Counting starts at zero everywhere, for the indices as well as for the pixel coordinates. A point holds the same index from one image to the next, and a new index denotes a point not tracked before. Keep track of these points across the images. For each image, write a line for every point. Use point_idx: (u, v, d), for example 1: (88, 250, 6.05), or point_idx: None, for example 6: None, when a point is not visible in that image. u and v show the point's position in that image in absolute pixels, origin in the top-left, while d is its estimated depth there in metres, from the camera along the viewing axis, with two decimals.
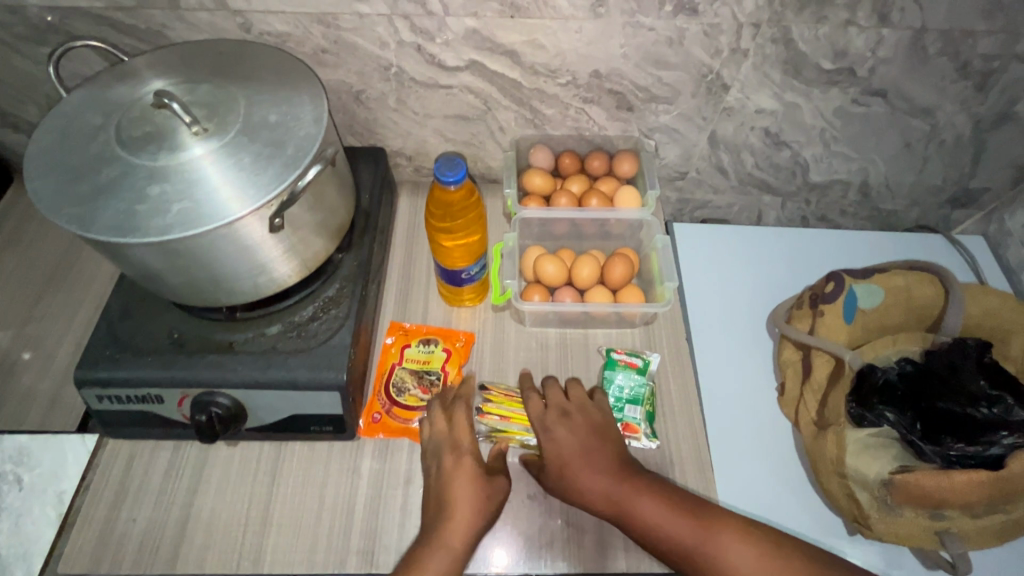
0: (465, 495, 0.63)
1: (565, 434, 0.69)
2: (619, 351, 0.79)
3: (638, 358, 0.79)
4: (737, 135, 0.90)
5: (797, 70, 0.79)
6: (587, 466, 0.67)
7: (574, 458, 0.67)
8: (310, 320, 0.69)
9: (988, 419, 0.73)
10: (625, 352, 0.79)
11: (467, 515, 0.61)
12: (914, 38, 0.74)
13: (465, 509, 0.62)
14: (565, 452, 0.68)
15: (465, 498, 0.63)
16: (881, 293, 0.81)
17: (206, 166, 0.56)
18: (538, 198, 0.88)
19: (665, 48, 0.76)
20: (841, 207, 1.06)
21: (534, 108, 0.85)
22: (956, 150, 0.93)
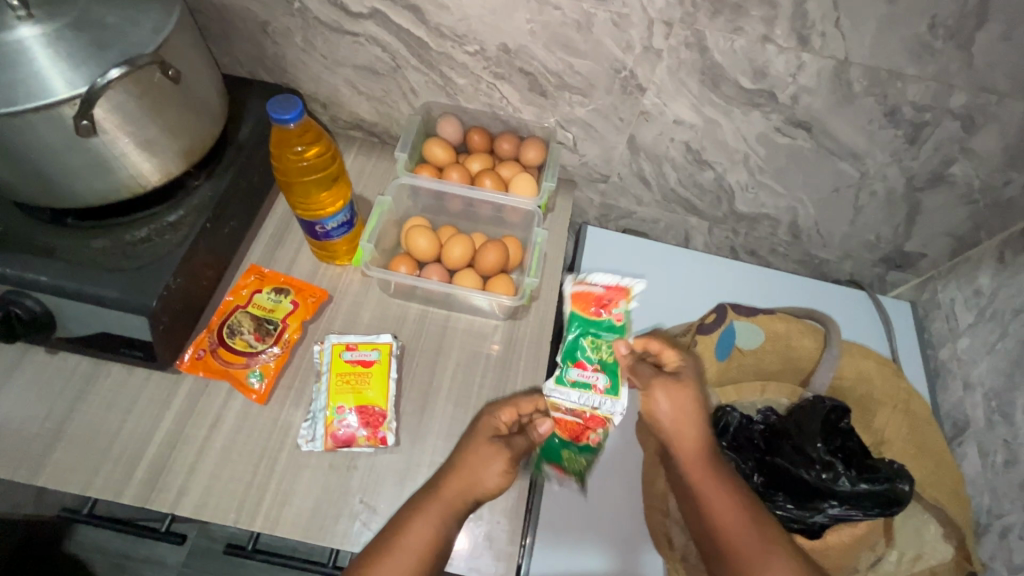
0: (476, 462, 0.62)
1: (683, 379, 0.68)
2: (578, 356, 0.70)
3: (597, 429, 0.70)
4: (657, 143, 0.85)
5: (715, 84, 0.74)
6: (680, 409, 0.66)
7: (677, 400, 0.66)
8: (140, 241, 0.67)
9: (815, 484, 0.66)
10: (595, 434, 0.70)
11: (468, 486, 0.61)
12: (837, 69, 0.68)
13: (470, 475, 0.61)
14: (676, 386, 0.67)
15: (479, 472, 0.61)
16: (760, 336, 0.78)
17: (17, 51, 0.53)
18: (434, 168, 0.85)
19: (573, 32, 0.71)
20: (771, 245, 1.01)
21: (443, 74, 0.81)
22: (889, 205, 0.88)
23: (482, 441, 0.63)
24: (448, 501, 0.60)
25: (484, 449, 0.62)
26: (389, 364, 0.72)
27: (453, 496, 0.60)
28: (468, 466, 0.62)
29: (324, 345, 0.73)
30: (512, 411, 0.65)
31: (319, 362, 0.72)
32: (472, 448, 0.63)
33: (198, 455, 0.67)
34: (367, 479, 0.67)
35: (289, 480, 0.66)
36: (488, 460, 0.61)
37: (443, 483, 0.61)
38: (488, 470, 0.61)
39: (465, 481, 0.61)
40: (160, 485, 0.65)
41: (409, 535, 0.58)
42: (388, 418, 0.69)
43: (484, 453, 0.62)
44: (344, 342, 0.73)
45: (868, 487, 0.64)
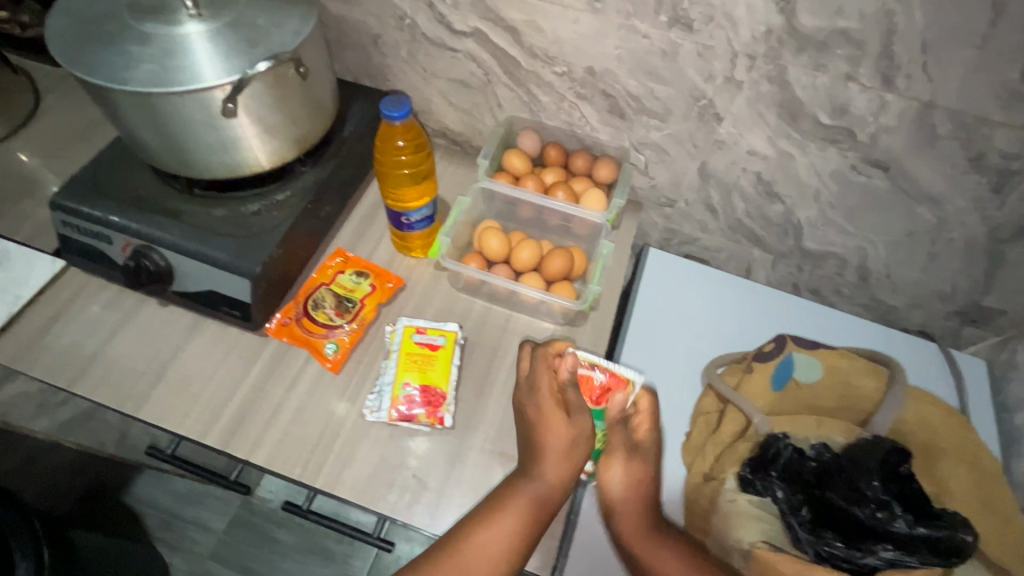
0: (559, 434, 0.65)
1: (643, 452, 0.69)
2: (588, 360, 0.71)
3: (621, 391, 0.69)
4: (728, 172, 0.88)
5: (793, 118, 0.76)
6: (635, 487, 0.68)
7: (634, 476, 0.68)
8: (251, 214, 0.76)
9: (869, 522, 0.66)
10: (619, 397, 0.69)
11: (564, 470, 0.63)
12: (920, 111, 0.69)
13: (570, 446, 0.64)
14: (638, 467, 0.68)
15: (564, 450, 0.64)
16: (820, 370, 0.77)
17: (186, 42, 0.63)
18: (510, 176, 0.90)
19: (658, 60, 0.76)
20: (836, 285, 1.00)
21: (529, 91, 0.87)
22: (967, 254, 0.85)
23: (569, 427, 0.65)
24: (547, 482, 0.62)
25: (569, 421, 0.66)
26: (453, 351, 0.77)
27: (548, 485, 0.62)
28: (559, 451, 0.64)
29: (396, 326, 0.79)
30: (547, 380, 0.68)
31: (389, 341, 0.78)
32: (554, 430, 0.65)
33: (274, 412, 0.73)
34: (422, 456, 0.71)
35: (352, 445, 0.71)
36: (572, 438, 0.65)
37: (547, 461, 0.63)
38: (583, 437, 0.65)
39: (559, 469, 0.63)
40: (239, 434, 0.71)
41: (495, 528, 0.59)
42: (447, 402, 0.73)
43: (559, 420, 0.65)
44: (411, 326, 0.78)
45: (927, 531, 0.65)
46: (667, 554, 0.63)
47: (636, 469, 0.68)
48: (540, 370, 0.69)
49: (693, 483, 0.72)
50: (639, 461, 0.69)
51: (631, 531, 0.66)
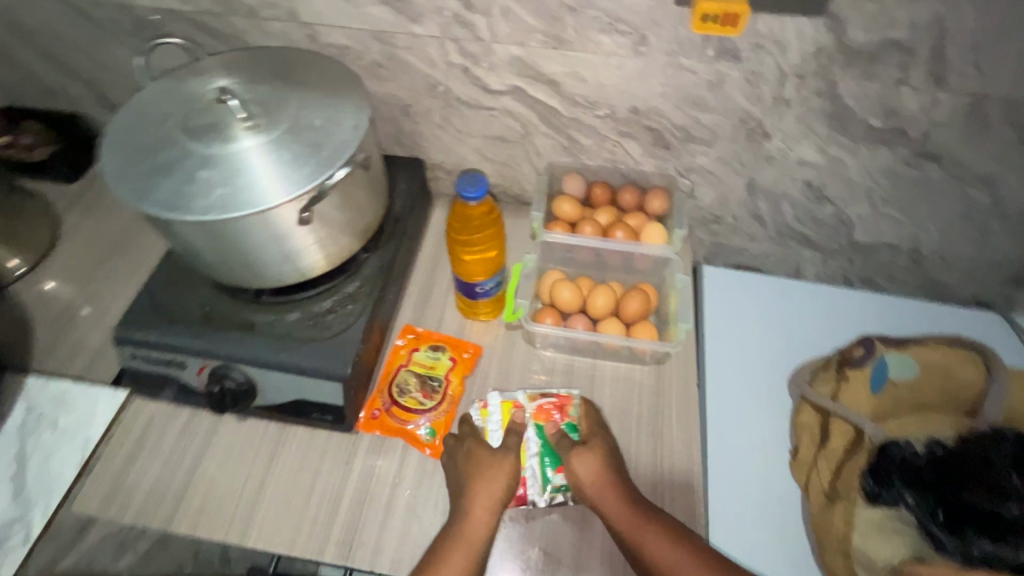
0: (481, 480, 0.68)
1: (604, 450, 0.70)
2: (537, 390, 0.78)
3: (569, 407, 0.76)
4: (777, 184, 0.88)
5: (844, 126, 0.77)
6: (601, 479, 0.68)
7: (597, 467, 0.68)
8: (326, 312, 0.73)
9: (1015, 519, 0.65)
10: (571, 409, 0.76)
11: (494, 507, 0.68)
12: (972, 104, 0.71)
13: (484, 497, 0.67)
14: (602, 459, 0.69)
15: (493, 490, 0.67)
16: (914, 367, 0.79)
17: (250, 156, 0.61)
18: (565, 224, 0.90)
19: (705, 91, 0.76)
20: (889, 271, 1.00)
21: (571, 136, 0.87)
22: (1020, 225, 0.87)
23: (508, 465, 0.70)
24: (470, 540, 0.64)
25: (470, 468, 0.69)
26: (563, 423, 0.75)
27: (475, 529, 0.65)
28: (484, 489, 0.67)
29: (492, 401, 0.77)
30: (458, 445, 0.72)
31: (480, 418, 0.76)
32: (491, 473, 0.68)
33: (386, 513, 0.70)
34: (546, 532, 0.69)
35: None
36: (495, 480, 0.68)
37: (470, 510, 0.66)
38: (496, 476, 0.68)
39: (486, 511, 0.66)
40: (356, 544, 0.68)
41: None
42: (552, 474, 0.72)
43: (483, 470, 0.68)
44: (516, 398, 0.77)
45: None
46: (655, 535, 0.64)
47: (591, 459, 0.69)
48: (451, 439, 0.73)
49: (816, 503, 0.73)
50: (593, 449, 0.70)
51: (619, 519, 0.65)
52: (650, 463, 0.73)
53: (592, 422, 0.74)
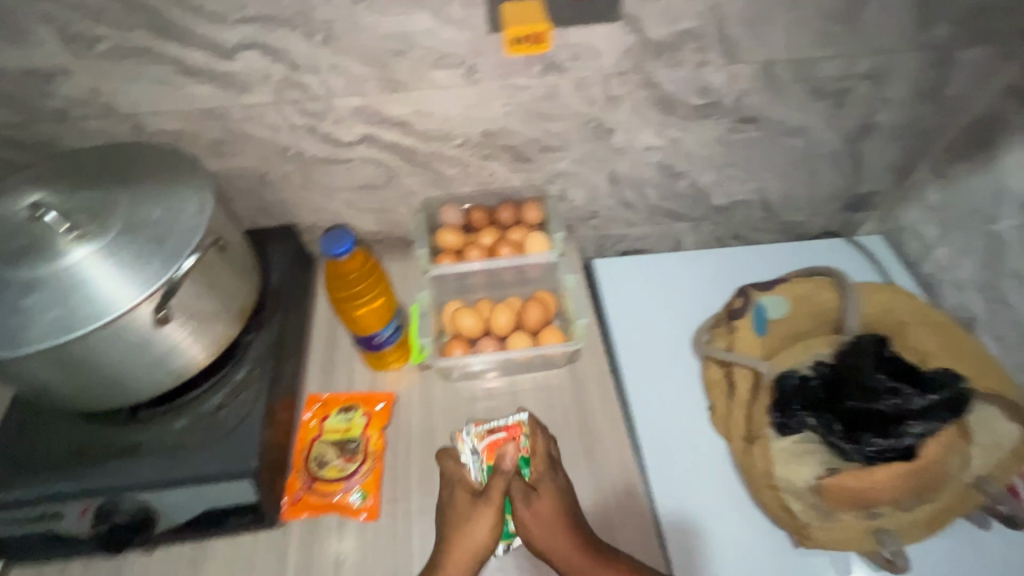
0: (462, 526, 0.66)
1: (555, 497, 0.67)
2: (483, 423, 0.76)
3: (520, 434, 0.75)
4: (634, 170, 0.95)
5: (671, 110, 0.85)
6: (554, 529, 0.65)
7: (551, 517, 0.66)
8: (217, 408, 0.68)
9: (892, 411, 0.74)
10: (522, 439, 0.74)
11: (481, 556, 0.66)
12: (765, 70, 0.81)
13: (467, 542, 0.65)
14: (555, 505, 0.67)
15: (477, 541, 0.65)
16: (787, 303, 0.86)
17: (82, 269, 0.56)
18: (452, 253, 0.90)
19: (544, 104, 0.81)
20: (750, 224, 1.12)
21: (435, 169, 0.88)
22: (837, 161, 1.00)
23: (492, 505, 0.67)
24: None
25: (457, 511, 0.67)
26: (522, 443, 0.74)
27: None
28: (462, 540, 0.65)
29: (464, 435, 0.75)
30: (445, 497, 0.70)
31: (462, 455, 0.73)
32: (471, 523, 0.66)
33: None
34: (521, 560, 0.68)
35: None
36: (483, 523, 0.66)
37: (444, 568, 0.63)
38: (480, 519, 0.66)
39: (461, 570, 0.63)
40: None
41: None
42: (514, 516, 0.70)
43: (466, 514, 0.66)
44: (474, 437, 0.75)
45: (937, 396, 0.74)
46: None
47: (541, 509, 0.66)
48: (445, 481, 0.71)
49: (737, 448, 0.78)
50: (545, 496, 0.67)
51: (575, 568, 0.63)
52: (585, 461, 0.75)
53: (545, 461, 0.71)
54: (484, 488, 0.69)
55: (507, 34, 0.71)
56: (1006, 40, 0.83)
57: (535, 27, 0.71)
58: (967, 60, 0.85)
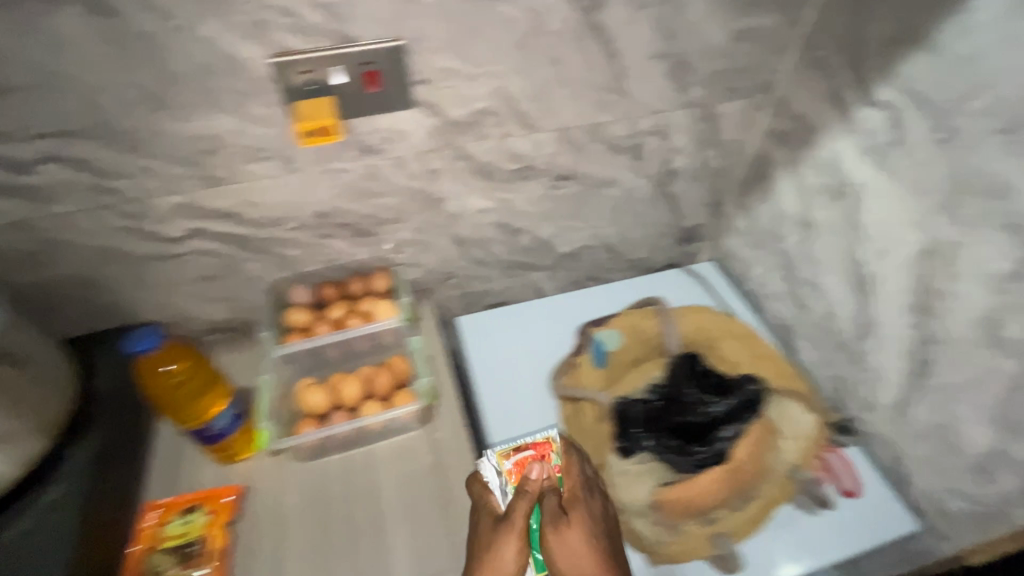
0: (502, 553, 0.65)
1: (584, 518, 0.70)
2: (504, 450, 0.78)
3: (551, 452, 0.78)
4: (475, 232, 1.03)
5: (491, 176, 0.94)
6: (585, 548, 0.67)
7: (580, 536, 0.68)
8: (22, 536, 0.64)
9: (706, 421, 0.85)
10: (552, 458, 0.77)
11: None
12: (562, 135, 0.93)
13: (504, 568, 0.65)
14: (586, 520, 0.70)
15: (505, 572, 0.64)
16: (619, 335, 0.96)
17: None
18: (300, 331, 0.92)
19: (368, 183, 0.87)
20: (599, 266, 1.23)
21: (278, 253, 0.91)
22: (656, 203, 1.14)
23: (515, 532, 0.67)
24: None
25: (493, 540, 0.67)
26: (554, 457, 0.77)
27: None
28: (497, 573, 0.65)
29: (491, 457, 0.77)
30: (487, 524, 0.69)
31: (487, 480, 0.75)
32: (498, 550, 0.65)
33: None
34: None
35: None
36: (518, 543, 0.66)
37: None
38: (506, 544, 0.66)
39: None
40: None
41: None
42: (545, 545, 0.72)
43: (501, 542, 0.66)
44: (490, 466, 0.76)
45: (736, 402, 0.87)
46: None
47: (575, 535, 0.68)
48: (477, 506, 0.72)
49: None
50: (574, 524, 0.69)
51: None
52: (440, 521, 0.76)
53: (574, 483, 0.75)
54: (504, 513, 0.69)
55: (298, 128, 0.73)
56: (754, 92, 0.98)
57: (324, 121, 0.74)
58: (729, 112, 1.01)
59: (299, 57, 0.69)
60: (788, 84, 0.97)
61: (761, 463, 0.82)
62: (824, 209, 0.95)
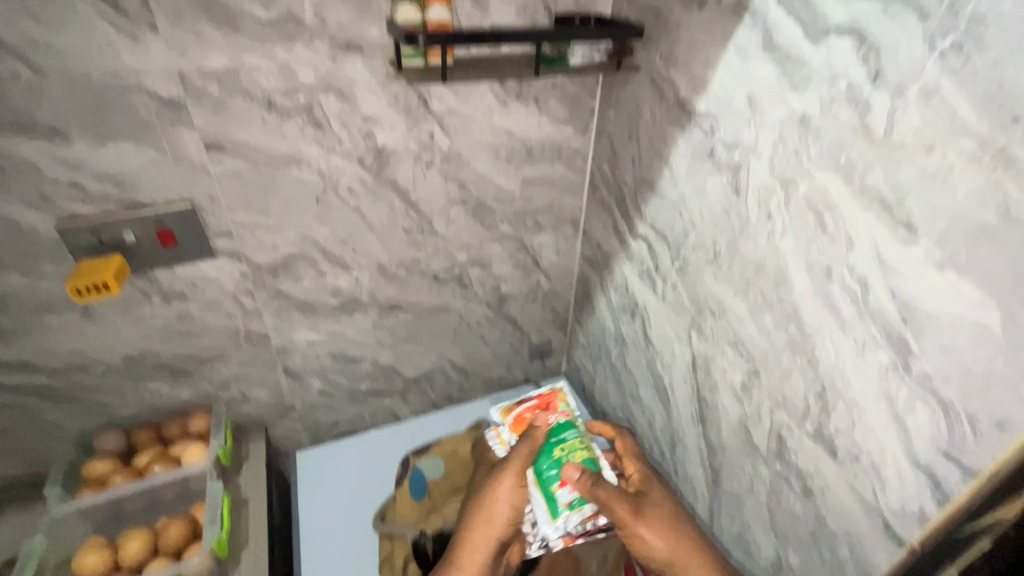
0: (501, 493, 0.84)
1: (653, 518, 0.82)
2: (497, 428, 1.00)
3: (560, 399, 0.99)
4: (308, 364, 1.05)
5: (313, 310, 0.99)
6: (659, 535, 0.80)
7: (649, 534, 0.80)
8: None
9: None
10: (559, 407, 0.97)
11: (509, 523, 0.83)
12: (380, 271, 1.00)
13: (500, 505, 0.83)
14: (644, 518, 0.81)
15: (501, 500, 0.84)
16: (439, 464, 1.05)
17: None
18: (96, 482, 0.88)
19: (180, 324, 0.90)
20: (454, 387, 1.25)
21: (83, 400, 0.90)
22: (498, 324, 1.20)
23: (513, 470, 0.86)
24: (499, 521, 0.82)
25: (512, 488, 0.85)
26: (563, 403, 0.98)
27: (495, 526, 0.82)
28: (493, 519, 0.83)
29: (498, 421, 1.01)
30: (522, 450, 0.88)
31: (500, 443, 0.98)
32: (497, 482, 0.85)
33: None
34: None
35: None
36: (513, 484, 0.85)
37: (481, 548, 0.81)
38: (514, 488, 0.85)
39: (489, 531, 0.82)
40: None
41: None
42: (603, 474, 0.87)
43: (497, 481, 0.86)
44: (524, 404, 1.00)
45: None
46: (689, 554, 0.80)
47: (655, 513, 0.82)
48: (484, 462, 0.96)
49: None
50: (651, 513, 0.82)
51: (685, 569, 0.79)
52: None
53: (593, 488, 0.81)
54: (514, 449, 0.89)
55: (69, 285, 0.71)
56: (561, 225, 1.11)
57: (103, 278, 0.73)
58: (543, 242, 1.12)
59: (86, 221, 0.75)
60: (588, 217, 1.10)
61: (652, 480, 0.89)
62: (628, 325, 1.03)
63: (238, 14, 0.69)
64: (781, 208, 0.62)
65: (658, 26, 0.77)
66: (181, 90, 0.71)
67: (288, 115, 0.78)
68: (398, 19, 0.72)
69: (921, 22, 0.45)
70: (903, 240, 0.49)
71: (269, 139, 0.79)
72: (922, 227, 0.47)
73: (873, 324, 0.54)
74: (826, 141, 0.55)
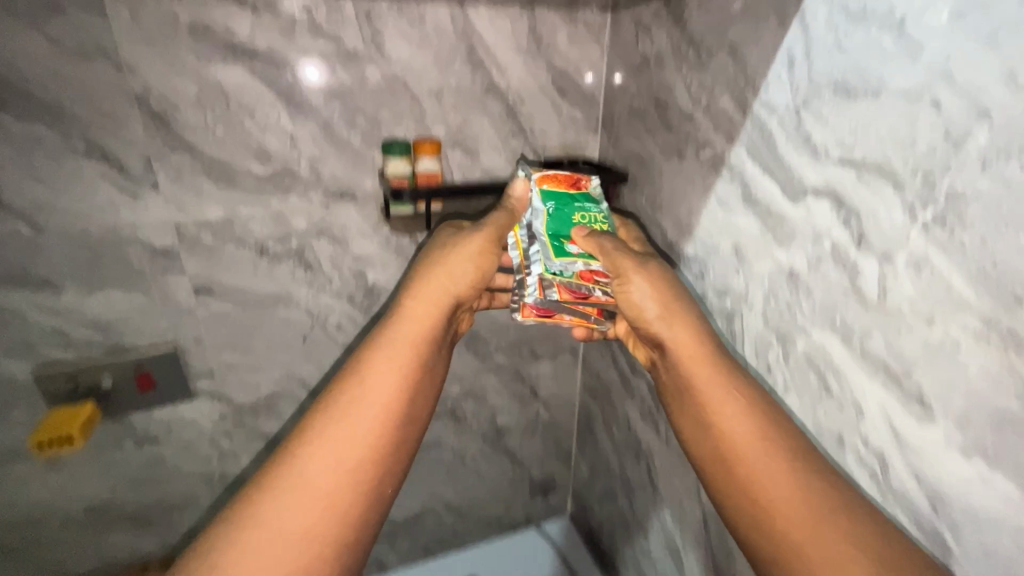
0: (457, 265, 0.65)
1: (658, 282, 0.61)
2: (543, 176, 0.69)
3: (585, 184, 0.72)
4: None
5: None
6: (665, 307, 0.60)
7: (647, 288, 0.60)
8: None
9: None
10: (591, 183, 0.72)
11: (471, 287, 0.65)
12: None
13: (444, 285, 0.64)
14: (654, 288, 0.60)
15: (460, 267, 0.65)
16: None
17: None
18: None
19: (151, 469, 0.85)
20: (446, 528, 1.15)
21: (34, 557, 0.83)
22: (494, 459, 1.12)
23: (486, 236, 0.66)
24: (448, 291, 0.64)
25: (478, 258, 0.65)
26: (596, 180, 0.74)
27: (457, 284, 0.64)
28: (453, 276, 0.64)
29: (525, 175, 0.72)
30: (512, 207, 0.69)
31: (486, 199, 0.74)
32: (465, 246, 0.65)
33: None
34: None
35: None
36: (471, 269, 0.65)
37: (412, 304, 0.63)
38: (472, 274, 0.65)
39: (434, 300, 0.63)
40: None
41: (366, 392, 0.57)
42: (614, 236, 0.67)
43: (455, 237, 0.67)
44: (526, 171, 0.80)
45: None
46: (727, 386, 0.55)
47: (664, 282, 0.61)
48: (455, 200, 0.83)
49: None
50: (653, 278, 0.61)
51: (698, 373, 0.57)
52: None
53: (609, 254, 0.62)
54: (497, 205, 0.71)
55: (31, 441, 0.70)
56: (560, 354, 1.07)
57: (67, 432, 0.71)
58: (541, 372, 1.07)
59: (64, 368, 0.73)
60: (586, 347, 1.06)
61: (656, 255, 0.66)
62: (633, 467, 0.94)
63: (236, 171, 0.73)
64: (781, 362, 0.57)
65: (642, 171, 0.79)
66: (175, 241, 0.73)
67: (279, 259, 0.79)
68: (388, 173, 0.76)
69: (898, 193, 0.43)
70: (918, 417, 0.44)
71: (259, 282, 0.80)
72: (938, 406, 0.42)
73: (900, 509, 0.47)
74: (819, 299, 0.52)
